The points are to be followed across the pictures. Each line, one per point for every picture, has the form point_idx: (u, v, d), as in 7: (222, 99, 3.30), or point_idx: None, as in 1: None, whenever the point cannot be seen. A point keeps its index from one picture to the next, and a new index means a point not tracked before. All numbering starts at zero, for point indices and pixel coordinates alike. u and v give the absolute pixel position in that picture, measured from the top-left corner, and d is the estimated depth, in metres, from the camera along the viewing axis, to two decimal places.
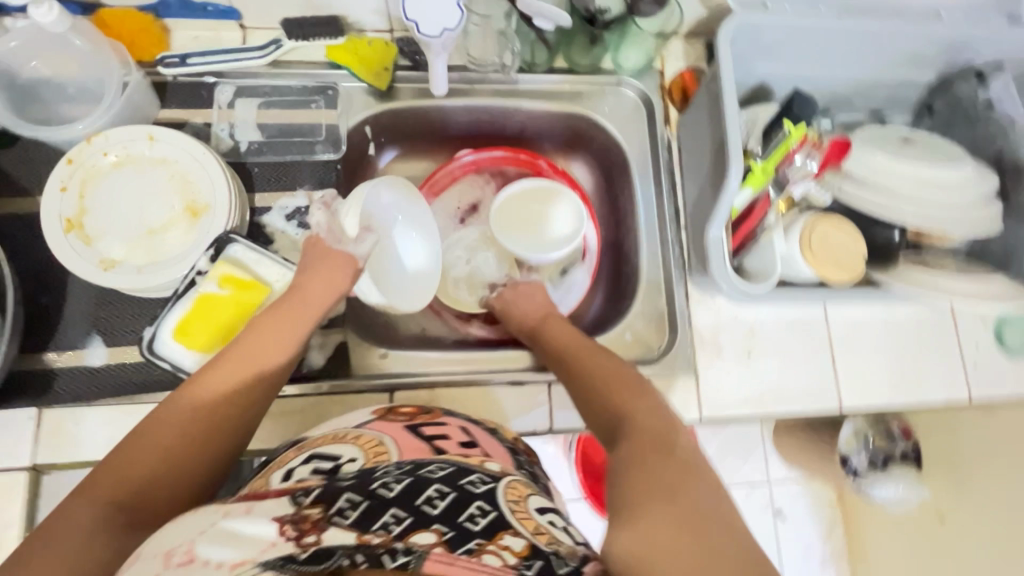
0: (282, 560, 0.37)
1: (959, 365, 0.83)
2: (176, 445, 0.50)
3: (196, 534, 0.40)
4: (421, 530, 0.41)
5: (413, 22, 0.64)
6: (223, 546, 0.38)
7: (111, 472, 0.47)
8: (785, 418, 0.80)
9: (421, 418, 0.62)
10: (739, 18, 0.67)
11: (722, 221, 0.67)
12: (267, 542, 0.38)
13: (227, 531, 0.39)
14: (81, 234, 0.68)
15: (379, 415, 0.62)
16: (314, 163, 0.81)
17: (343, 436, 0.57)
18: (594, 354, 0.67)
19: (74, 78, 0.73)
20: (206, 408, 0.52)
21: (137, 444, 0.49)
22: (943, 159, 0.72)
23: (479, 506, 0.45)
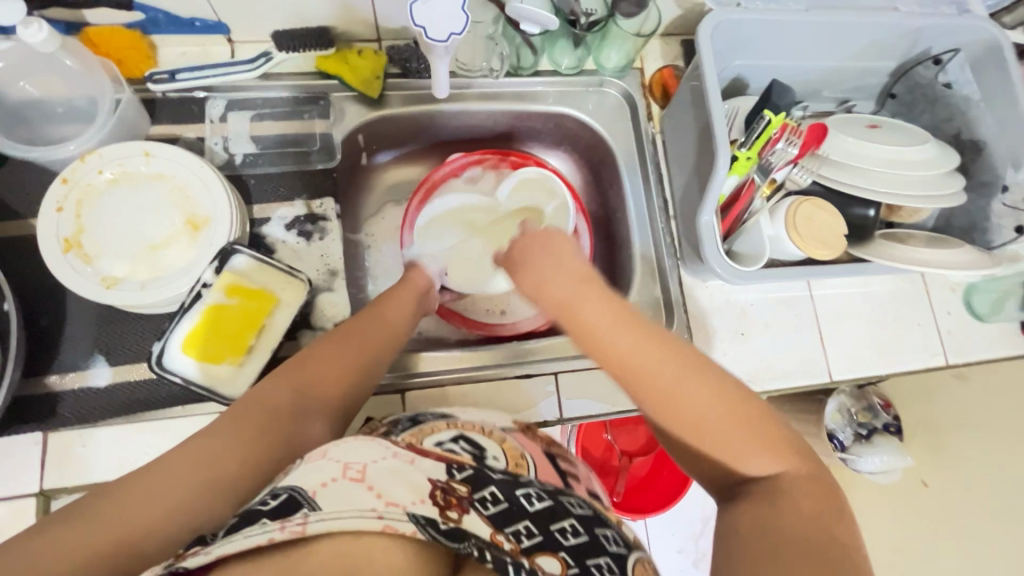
0: (424, 520, 0.45)
1: (935, 332, 0.89)
2: (336, 372, 0.63)
3: (370, 460, 0.48)
4: (545, 555, 0.48)
5: (420, 27, 0.62)
6: (385, 481, 0.47)
7: (288, 372, 0.61)
8: (779, 392, 0.84)
9: (555, 447, 0.69)
10: (716, 16, 0.71)
11: (712, 208, 0.71)
12: (417, 497, 0.46)
13: (393, 470, 0.48)
14: (80, 252, 0.67)
15: (520, 428, 0.69)
16: (310, 172, 0.82)
17: (489, 432, 0.64)
18: (644, 344, 0.58)
19: (63, 98, 0.72)
20: (361, 346, 0.67)
21: (308, 365, 0.62)
22: (909, 140, 0.77)
23: (605, 562, 0.50)
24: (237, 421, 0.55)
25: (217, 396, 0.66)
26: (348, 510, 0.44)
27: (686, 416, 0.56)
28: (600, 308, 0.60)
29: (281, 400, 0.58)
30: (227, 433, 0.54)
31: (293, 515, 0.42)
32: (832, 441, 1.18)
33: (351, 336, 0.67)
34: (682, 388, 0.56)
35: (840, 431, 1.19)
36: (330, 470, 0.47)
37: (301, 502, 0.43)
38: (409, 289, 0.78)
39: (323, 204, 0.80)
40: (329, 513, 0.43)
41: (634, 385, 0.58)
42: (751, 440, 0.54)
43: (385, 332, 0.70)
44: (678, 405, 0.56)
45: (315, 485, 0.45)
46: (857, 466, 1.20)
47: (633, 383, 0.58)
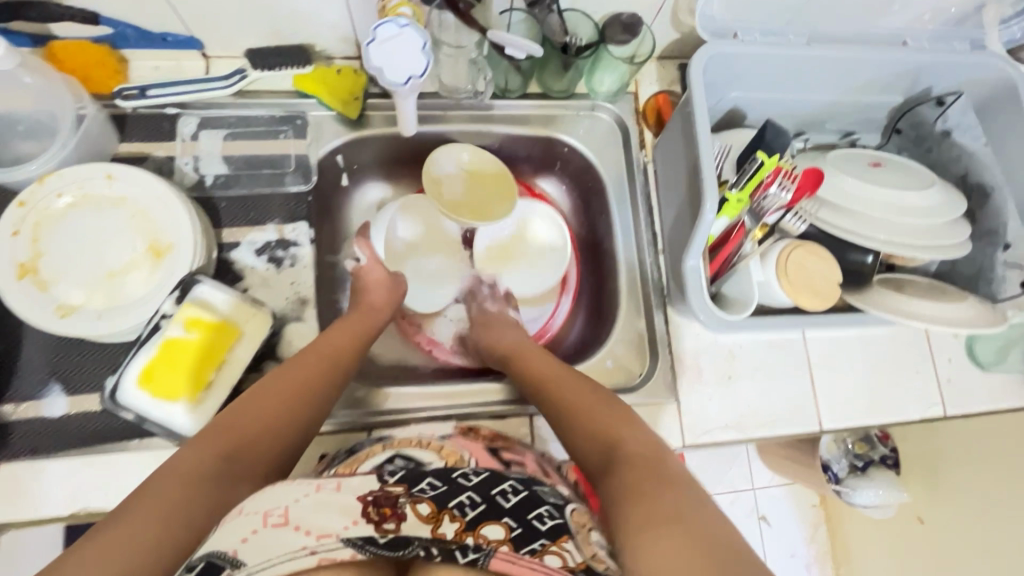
0: (362, 540, 0.45)
1: (933, 380, 0.85)
2: (269, 419, 0.58)
3: (291, 502, 0.47)
4: (491, 522, 0.48)
5: (377, 70, 0.61)
6: (312, 517, 0.46)
7: (216, 434, 0.54)
8: (766, 440, 0.80)
9: (500, 441, 0.69)
10: (710, 49, 0.67)
11: (699, 251, 0.67)
12: (349, 520, 0.46)
13: (321, 503, 0.47)
14: (35, 279, 0.65)
15: (460, 430, 0.69)
16: (284, 195, 0.79)
17: (428, 444, 0.64)
18: (585, 390, 0.67)
19: (26, 114, 0.70)
20: (294, 388, 0.62)
21: (239, 413, 0.57)
22: (911, 183, 0.73)
23: (545, 510, 0.51)
24: (149, 494, 0.47)
25: (173, 433, 0.64)
26: (279, 558, 0.43)
27: (594, 444, 0.60)
28: (548, 364, 0.73)
29: (204, 466, 0.51)
30: (141, 508, 0.46)
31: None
32: (826, 472, 1.18)
33: (285, 379, 0.62)
34: (609, 426, 0.61)
35: (834, 461, 1.20)
36: (249, 523, 0.45)
37: (221, 564, 0.41)
38: (363, 316, 0.76)
39: (295, 229, 0.77)
40: (256, 565, 0.42)
41: (572, 422, 0.64)
42: (650, 461, 0.55)
43: (329, 358, 0.67)
44: (605, 429, 0.60)
45: (235, 542, 0.43)
46: (852, 499, 1.16)
47: (571, 423, 0.64)
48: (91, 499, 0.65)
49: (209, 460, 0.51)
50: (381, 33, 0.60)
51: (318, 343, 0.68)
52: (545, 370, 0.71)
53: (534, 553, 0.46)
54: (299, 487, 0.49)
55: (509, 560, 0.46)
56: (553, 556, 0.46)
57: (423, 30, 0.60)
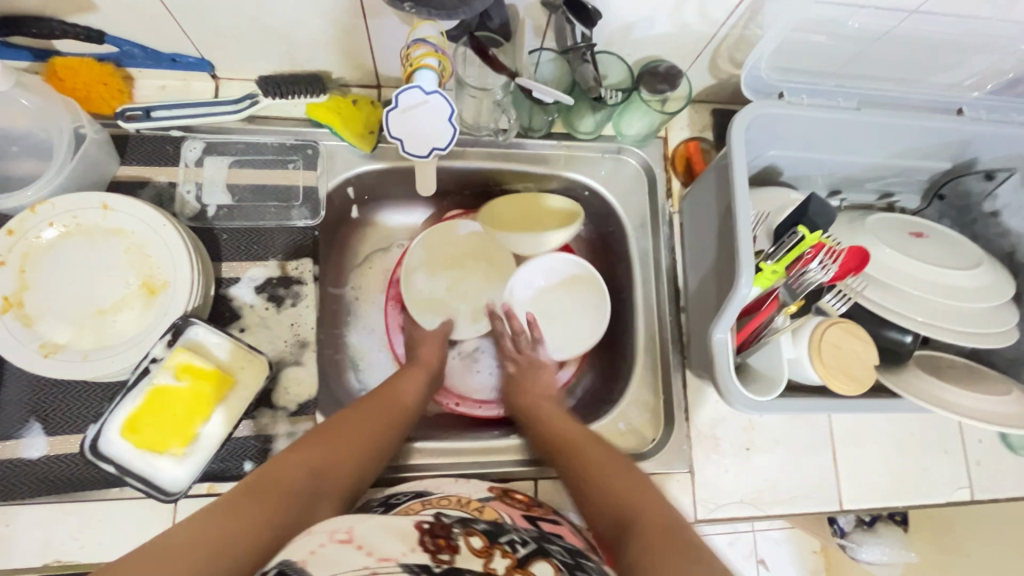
0: (420, 566, 0.43)
1: (962, 462, 0.80)
2: (355, 449, 0.60)
3: (352, 525, 0.48)
4: (538, 562, 0.49)
5: (397, 138, 0.57)
6: (373, 539, 0.46)
7: (310, 449, 0.58)
8: (782, 518, 0.76)
9: (536, 509, 0.62)
10: (754, 108, 0.62)
11: (728, 324, 0.63)
12: (408, 549, 0.45)
13: (384, 530, 0.48)
14: (19, 314, 0.61)
15: (498, 494, 0.62)
16: (289, 230, 0.75)
17: (467, 502, 0.58)
18: (603, 453, 0.64)
19: (21, 133, 0.66)
20: (378, 420, 0.64)
21: (328, 437, 0.60)
22: (956, 262, 0.69)
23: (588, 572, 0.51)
24: (256, 490, 0.51)
25: (154, 488, 0.60)
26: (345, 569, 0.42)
27: (613, 515, 0.57)
28: (561, 422, 0.69)
29: (297, 477, 0.54)
30: (244, 500, 0.50)
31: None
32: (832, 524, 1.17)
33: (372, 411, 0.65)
34: (616, 483, 0.59)
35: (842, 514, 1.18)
36: (315, 540, 0.46)
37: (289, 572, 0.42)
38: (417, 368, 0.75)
39: (299, 267, 0.73)
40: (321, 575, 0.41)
41: (587, 491, 0.60)
42: (673, 532, 0.52)
43: (395, 409, 0.67)
44: (618, 494, 0.58)
45: (303, 554, 0.44)
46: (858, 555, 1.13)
47: (585, 486, 0.61)
48: (65, 550, 0.61)
49: (301, 474, 0.55)
50: (405, 100, 0.55)
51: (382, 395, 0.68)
52: (558, 431, 0.68)
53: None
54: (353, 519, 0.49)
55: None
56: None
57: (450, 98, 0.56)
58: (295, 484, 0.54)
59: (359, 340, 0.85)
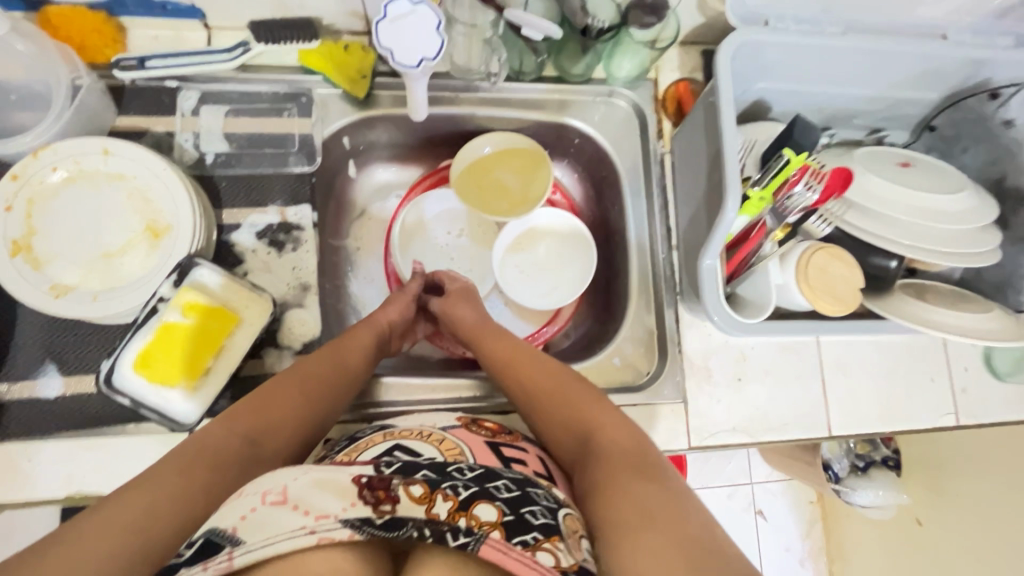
0: (360, 520, 0.41)
1: (949, 389, 0.83)
2: (291, 412, 0.59)
3: (289, 481, 0.44)
4: (483, 503, 0.46)
5: (389, 51, 0.58)
6: (311, 495, 0.43)
7: (244, 415, 0.56)
8: (773, 445, 0.79)
9: (502, 437, 0.64)
10: (739, 36, 0.63)
11: (716, 251, 0.64)
12: (348, 501, 0.42)
13: (320, 481, 0.44)
14: (29, 257, 0.63)
15: (464, 423, 0.64)
16: (287, 176, 0.76)
17: (428, 433, 0.59)
18: (557, 375, 0.66)
19: (18, 82, 0.67)
20: (315, 381, 0.63)
21: (262, 401, 0.59)
22: (941, 186, 0.70)
23: (540, 509, 0.48)
24: (181, 462, 0.49)
25: (170, 419, 0.63)
26: (276, 537, 0.40)
27: (571, 438, 0.61)
28: (515, 349, 0.70)
29: (230, 445, 0.53)
30: (172, 472, 0.48)
31: (216, 554, 0.40)
32: (826, 471, 1.17)
33: (307, 372, 0.63)
34: (574, 407, 0.62)
35: (836, 461, 1.19)
36: (249, 502, 0.43)
37: (220, 542, 0.40)
38: (368, 327, 0.72)
39: (298, 213, 0.75)
40: (256, 542, 0.40)
41: (547, 418, 0.64)
42: (632, 454, 0.56)
43: (339, 368, 0.66)
44: (581, 418, 0.61)
45: (234, 520, 0.41)
46: (851, 499, 1.17)
47: (545, 412, 0.64)
48: (87, 482, 0.64)
49: (235, 444, 0.53)
50: (395, 10, 0.57)
51: (327, 350, 0.67)
52: (506, 353, 0.70)
53: (526, 547, 0.43)
54: (290, 472, 0.45)
55: (502, 550, 0.43)
56: (546, 555, 0.44)
57: (438, 9, 0.58)
58: (227, 453, 0.52)
59: (360, 288, 0.87)
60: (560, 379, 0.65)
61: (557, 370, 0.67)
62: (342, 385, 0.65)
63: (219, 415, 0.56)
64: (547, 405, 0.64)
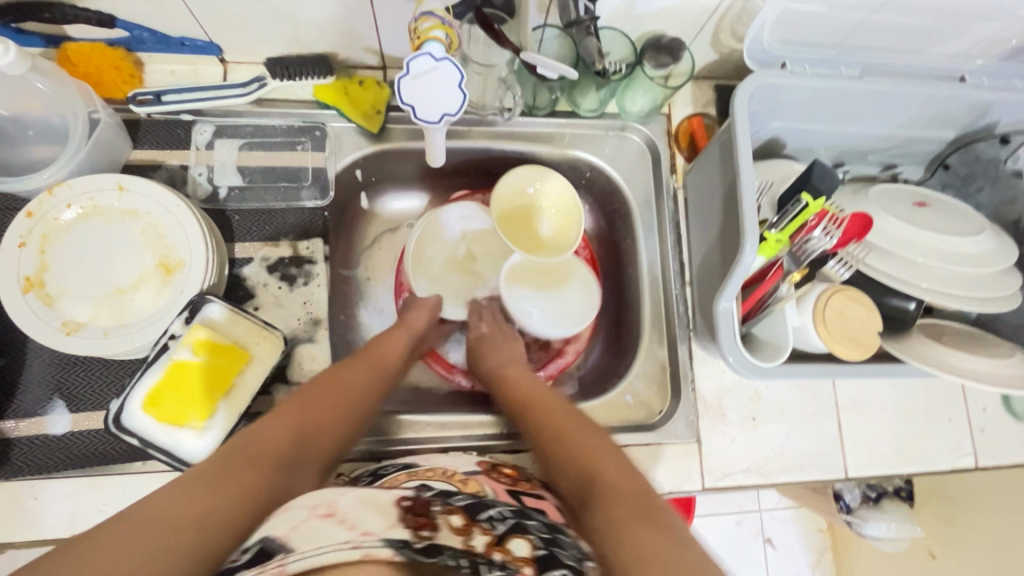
0: (401, 540, 0.40)
1: (966, 430, 0.81)
2: (334, 414, 0.60)
3: (335, 501, 0.45)
4: (517, 538, 0.45)
5: (410, 106, 0.58)
6: (357, 515, 0.43)
7: (288, 414, 0.57)
8: (788, 486, 0.77)
9: (522, 485, 0.62)
10: (756, 79, 0.63)
11: (733, 293, 0.64)
12: (391, 521, 0.42)
13: (366, 504, 0.44)
14: (41, 294, 0.63)
15: (484, 469, 0.63)
16: (300, 210, 0.76)
17: (452, 475, 0.59)
18: (571, 418, 0.64)
19: (36, 118, 0.67)
20: (355, 385, 0.63)
21: (308, 402, 0.59)
22: (959, 228, 0.69)
23: (570, 552, 0.47)
24: (234, 457, 0.50)
25: (176, 460, 0.62)
26: (325, 547, 0.39)
27: (577, 478, 0.57)
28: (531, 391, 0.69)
29: (279, 442, 0.53)
30: (223, 467, 0.48)
31: (269, 559, 0.39)
32: (837, 500, 1.17)
33: (348, 377, 0.64)
34: (581, 445, 0.60)
35: (847, 491, 1.18)
36: (297, 516, 0.43)
37: (272, 548, 0.40)
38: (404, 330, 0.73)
39: (310, 247, 0.75)
40: (306, 551, 0.39)
41: (558, 454, 0.60)
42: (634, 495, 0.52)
43: (378, 373, 0.66)
44: (585, 457, 0.58)
45: (284, 530, 0.42)
46: (863, 530, 1.15)
47: (555, 450, 0.61)
48: (92, 522, 0.63)
49: (284, 439, 0.54)
50: (417, 66, 0.56)
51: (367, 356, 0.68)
52: (528, 394, 0.69)
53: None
54: (336, 497, 0.46)
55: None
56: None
57: (460, 65, 0.57)
58: (277, 448, 0.53)
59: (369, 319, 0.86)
60: (571, 420, 0.63)
61: (572, 413, 0.65)
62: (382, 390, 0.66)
63: (267, 416, 0.56)
64: (557, 442, 0.61)
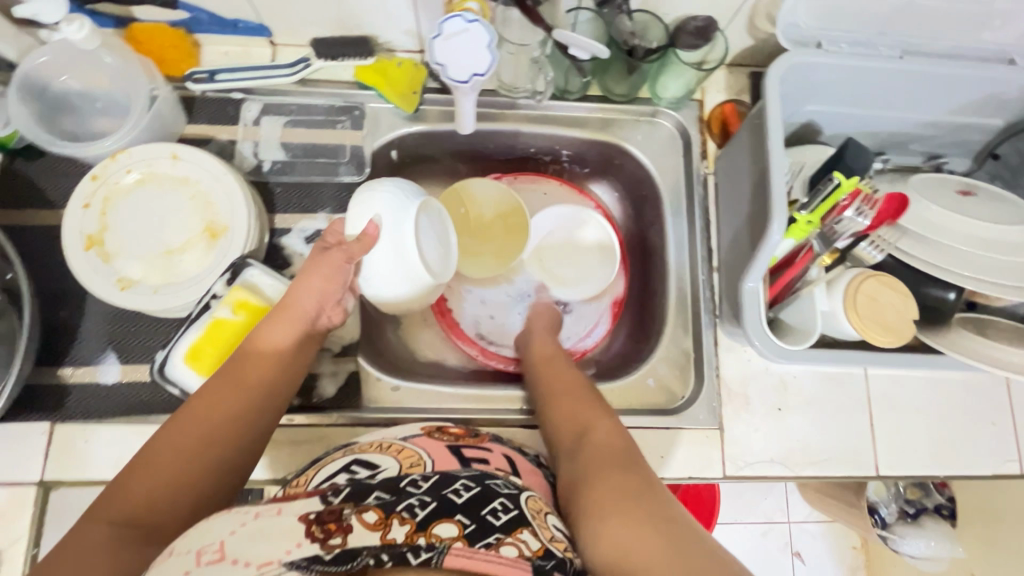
0: (307, 561, 0.38)
1: (1011, 434, 0.77)
2: (183, 460, 0.51)
3: (227, 534, 0.40)
4: (444, 521, 0.43)
5: (442, 65, 0.61)
6: (253, 546, 0.38)
7: (110, 497, 0.49)
8: (814, 480, 0.75)
9: (467, 441, 0.62)
10: (790, 58, 0.63)
11: (759, 273, 0.63)
12: (294, 542, 0.39)
13: (259, 529, 0.40)
14: (100, 251, 0.68)
15: (426, 431, 0.64)
16: (336, 185, 0.79)
17: (387, 445, 0.60)
18: (569, 374, 0.69)
19: (103, 92, 0.73)
20: (209, 416, 0.54)
21: (144, 463, 0.51)
22: (1006, 217, 0.67)
23: (500, 503, 0.47)
24: (40, 573, 0.43)
25: None
26: None
27: (569, 422, 0.62)
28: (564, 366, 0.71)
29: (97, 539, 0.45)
30: None
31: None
32: (872, 516, 1.11)
33: (209, 406, 0.55)
34: (579, 407, 0.63)
35: (883, 506, 1.12)
36: (181, 565, 0.38)
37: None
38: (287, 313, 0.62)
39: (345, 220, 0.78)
40: None
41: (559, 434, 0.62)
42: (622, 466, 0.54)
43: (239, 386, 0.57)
44: (577, 411, 0.63)
45: None
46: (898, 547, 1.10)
47: (553, 401, 0.66)
48: None
49: (102, 531, 0.46)
50: (449, 27, 0.60)
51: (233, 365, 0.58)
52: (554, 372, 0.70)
53: (490, 547, 0.42)
54: (238, 514, 0.41)
55: (466, 556, 0.40)
56: (509, 549, 0.42)
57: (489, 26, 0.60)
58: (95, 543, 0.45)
59: None
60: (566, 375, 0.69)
61: (563, 373, 0.70)
62: (251, 410, 0.56)
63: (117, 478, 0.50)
64: (548, 391, 0.67)
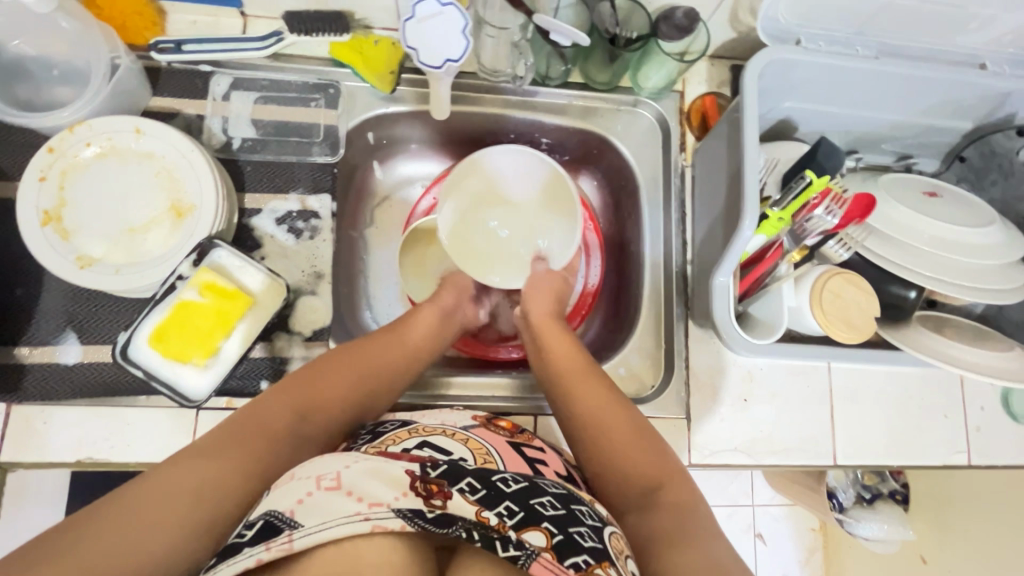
0: (411, 512, 0.41)
1: (962, 426, 0.80)
2: (345, 389, 0.59)
3: (342, 467, 0.44)
4: (532, 528, 0.43)
5: (414, 49, 0.63)
6: (367, 483, 0.43)
7: (291, 391, 0.57)
8: (775, 469, 0.78)
9: (520, 436, 0.63)
10: (769, 53, 0.63)
11: (730, 269, 0.64)
12: (399, 491, 0.42)
13: (373, 469, 0.44)
14: (58, 228, 0.65)
15: (482, 422, 0.63)
16: (310, 165, 0.77)
17: (452, 432, 0.58)
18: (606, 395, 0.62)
19: (60, 58, 0.69)
20: (378, 361, 0.63)
21: (316, 380, 0.59)
22: (969, 219, 0.68)
23: (586, 532, 0.45)
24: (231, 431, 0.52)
25: (178, 394, 0.65)
26: (333, 520, 0.40)
27: (620, 466, 0.57)
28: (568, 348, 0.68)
29: (279, 423, 0.54)
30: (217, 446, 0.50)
31: (276, 536, 0.40)
32: (831, 499, 1.13)
33: (376, 354, 0.63)
34: (623, 436, 0.59)
35: (841, 490, 1.15)
36: (303, 486, 0.43)
37: (278, 525, 0.40)
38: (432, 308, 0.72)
39: (318, 201, 0.76)
40: (312, 526, 0.40)
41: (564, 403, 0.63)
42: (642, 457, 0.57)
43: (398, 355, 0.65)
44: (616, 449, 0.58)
45: (291, 503, 0.41)
46: (853, 530, 1.13)
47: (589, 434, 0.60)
48: (96, 449, 0.66)
49: (284, 414, 0.55)
50: (422, 11, 0.61)
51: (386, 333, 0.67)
52: (572, 367, 0.65)
53: (576, 570, 0.42)
54: (349, 457, 0.46)
55: (552, 569, 0.41)
56: None
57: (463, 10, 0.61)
58: (276, 426, 0.53)
59: (373, 283, 0.87)
60: (600, 401, 0.62)
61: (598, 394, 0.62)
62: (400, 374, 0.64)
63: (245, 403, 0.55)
64: (590, 426, 0.60)
